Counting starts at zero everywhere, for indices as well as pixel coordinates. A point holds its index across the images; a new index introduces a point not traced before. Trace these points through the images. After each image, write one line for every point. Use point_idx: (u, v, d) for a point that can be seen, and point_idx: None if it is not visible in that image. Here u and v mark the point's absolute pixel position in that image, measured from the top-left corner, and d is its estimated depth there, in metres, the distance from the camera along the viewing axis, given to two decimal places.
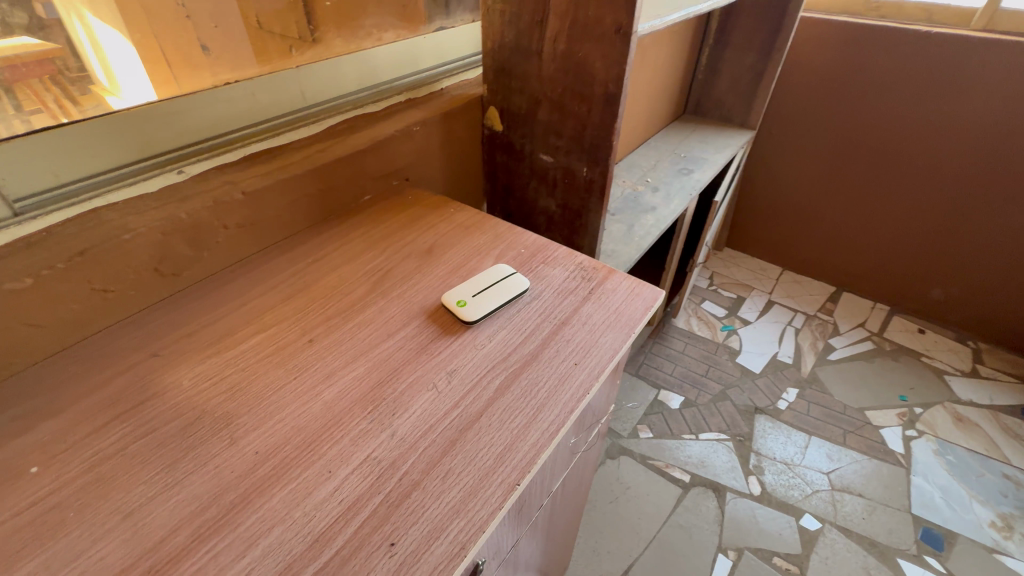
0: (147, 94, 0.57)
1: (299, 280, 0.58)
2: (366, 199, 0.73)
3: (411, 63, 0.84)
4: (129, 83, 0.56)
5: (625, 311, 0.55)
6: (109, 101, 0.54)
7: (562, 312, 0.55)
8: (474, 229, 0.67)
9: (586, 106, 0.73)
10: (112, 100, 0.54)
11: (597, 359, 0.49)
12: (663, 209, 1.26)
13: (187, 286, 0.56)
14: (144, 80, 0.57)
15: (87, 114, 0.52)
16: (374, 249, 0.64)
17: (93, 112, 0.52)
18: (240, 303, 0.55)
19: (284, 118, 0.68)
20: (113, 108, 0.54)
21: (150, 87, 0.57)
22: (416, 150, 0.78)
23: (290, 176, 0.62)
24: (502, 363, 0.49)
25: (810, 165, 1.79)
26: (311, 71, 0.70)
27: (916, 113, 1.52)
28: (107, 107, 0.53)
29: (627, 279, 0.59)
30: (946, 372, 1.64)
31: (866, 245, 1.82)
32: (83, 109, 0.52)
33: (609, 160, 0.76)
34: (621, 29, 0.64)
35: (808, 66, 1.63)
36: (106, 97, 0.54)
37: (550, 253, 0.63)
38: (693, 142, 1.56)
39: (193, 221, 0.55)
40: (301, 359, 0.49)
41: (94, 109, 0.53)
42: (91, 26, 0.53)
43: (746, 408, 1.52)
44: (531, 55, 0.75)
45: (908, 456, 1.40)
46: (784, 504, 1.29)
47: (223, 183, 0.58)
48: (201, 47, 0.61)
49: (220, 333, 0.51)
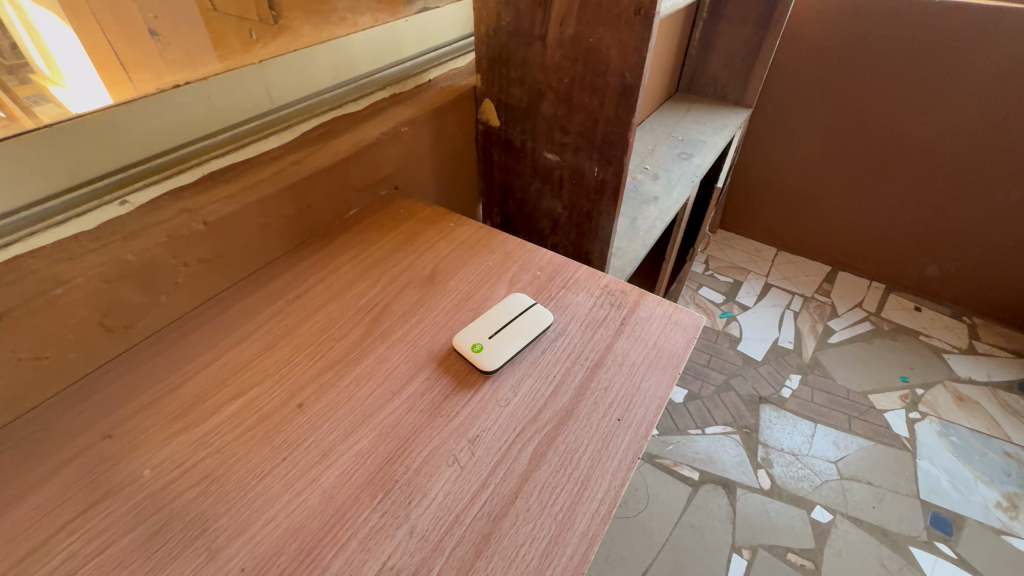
0: (98, 87, 0.49)
1: (280, 325, 0.49)
2: (352, 215, 0.64)
3: (393, 51, 0.73)
4: (75, 73, 0.48)
5: (666, 345, 0.48)
6: (53, 91, 0.46)
7: (594, 351, 0.47)
8: (480, 249, 0.59)
9: (598, 98, 0.64)
10: (56, 91, 0.46)
11: (642, 411, 0.42)
12: (666, 199, 1.18)
13: (143, 339, 0.47)
14: (91, 70, 0.49)
15: (33, 111, 0.44)
16: (365, 278, 0.55)
17: (36, 106, 0.45)
18: (211, 359, 0.46)
19: (249, 125, 0.57)
20: (63, 105, 0.46)
21: (99, 78, 0.49)
22: (405, 154, 0.69)
23: (260, 198, 0.52)
24: (532, 425, 0.41)
25: (804, 143, 1.73)
26: (277, 66, 0.59)
27: (916, 88, 1.47)
28: (55, 102, 0.46)
29: (661, 303, 0.52)
30: (944, 350, 1.63)
31: (861, 224, 1.79)
32: (23, 103, 0.44)
33: (624, 159, 0.67)
34: (641, 11, 0.55)
35: (805, 39, 1.54)
36: (49, 87, 0.46)
37: (570, 275, 0.55)
38: (689, 123, 1.47)
39: (145, 263, 0.45)
40: (289, 432, 0.40)
41: (35, 102, 0.45)
42: (25, 12, 0.46)
43: (751, 398, 1.49)
44: (533, 41, 0.65)
45: (913, 439, 1.39)
46: (795, 497, 1.27)
47: (179, 212, 0.48)
48: (150, 32, 0.54)
49: (187, 401, 0.42)
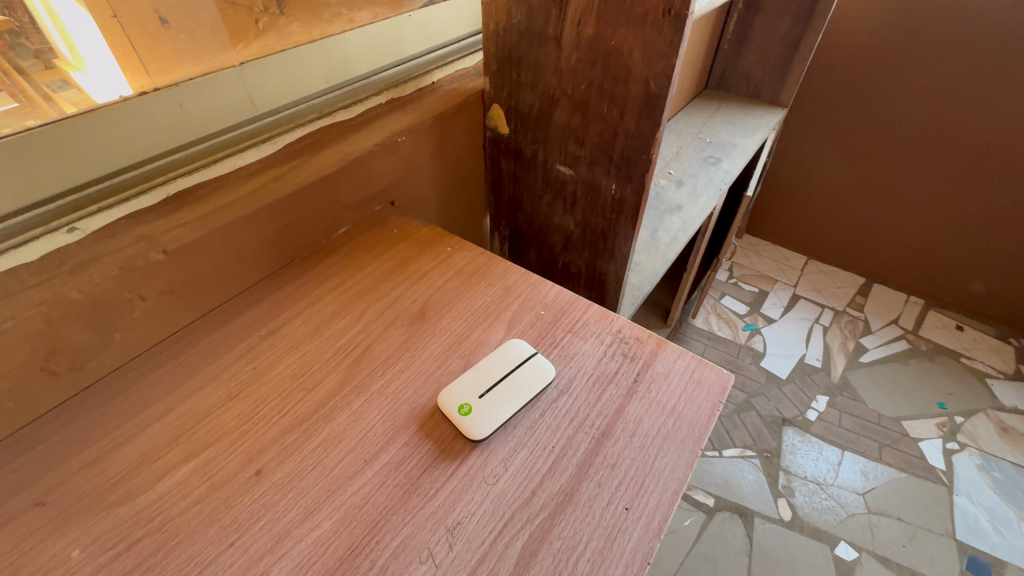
0: (118, 73, 0.47)
1: (247, 368, 0.44)
2: (340, 234, 0.58)
3: (395, 49, 0.66)
4: (97, 56, 0.46)
5: (686, 411, 0.41)
6: (75, 77, 0.44)
7: (602, 415, 0.40)
8: (478, 280, 0.52)
9: (619, 108, 0.57)
10: (79, 77, 0.45)
11: (654, 499, 0.36)
12: (690, 209, 1.09)
13: (94, 381, 0.42)
14: (111, 52, 0.46)
15: (55, 97, 0.43)
16: (348, 312, 0.49)
17: (59, 93, 0.43)
18: (165, 409, 0.40)
19: (225, 136, 0.51)
20: (87, 90, 0.45)
21: (117, 62, 0.47)
22: (402, 166, 0.62)
23: (232, 221, 0.47)
24: (523, 512, 0.35)
25: (843, 146, 1.60)
26: (261, 68, 0.53)
27: (973, 90, 1.33)
28: (79, 88, 0.44)
29: (683, 355, 0.45)
30: (988, 375, 1.51)
31: (902, 235, 1.66)
32: (47, 89, 0.43)
33: (645, 177, 0.60)
34: (672, 10, 0.47)
35: (849, 34, 1.42)
36: (71, 73, 0.44)
37: (577, 317, 0.48)
38: (718, 124, 1.37)
39: (94, 299, 0.40)
40: (242, 508, 0.35)
41: (59, 89, 0.43)
42: None
43: (773, 420, 1.40)
44: (547, 42, 0.57)
45: (950, 472, 1.29)
46: (817, 531, 1.19)
47: (138, 239, 0.42)
48: (160, 19, 0.49)
49: (131, 461, 0.37)
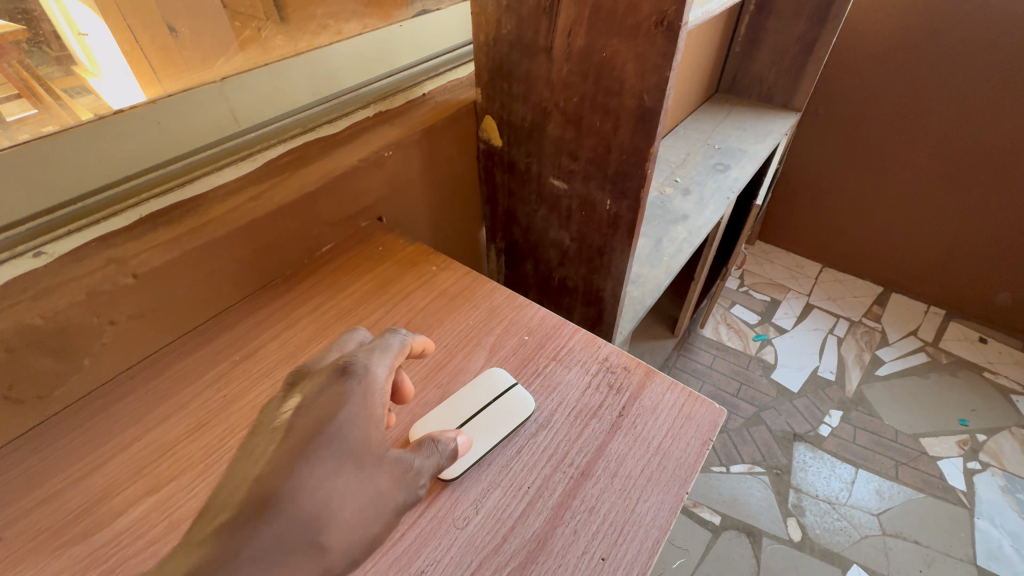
0: (131, 81, 0.47)
1: (218, 396, 0.42)
2: (324, 251, 0.56)
3: (384, 60, 0.65)
4: (113, 63, 0.47)
5: (674, 451, 0.38)
6: (92, 83, 0.45)
7: (582, 452, 0.38)
8: (462, 302, 0.50)
9: (612, 123, 0.54)
10: (96, 83, 0.46)
11: (633, 549, 0.33)
12: (696, 218, 1.05)
13: (63, 408, 0.41)
14: (124, 60, 0.47)
15: (73, 103, 0.44)
16: (325, 335, 0.47)
17: (77, 98, 0.44)
18: (131, 439, 0.39)
19: (204, 153, 0.50)
20: (103, 96, 0.46)
21: (130, 69, 0.48)
22: (389, 182, 0.61)
23: (206, 243, 0.45)
24: (492, 560, 0.33)
25: (860, 151, 1.54)
26: (242, 82, 0.52)
27: (999, 93, 1.27)
28: (96, 94, 0.45)
29: (673, 387, 0.42)
30: (1012, 390, 1.45)
31: (922, 243, 1.60)
32: (64, 96, 0.44)
33: (640, 193, 0.57)
34: (665, 21, 0.45)
35: (867, 36, 1.36)
36: (89, 79, 0.45)
37: (563, 343, 0.46)
38: (728, 129, 1.33)
39: (60, 326, 0.39)
40: None
41: (78, 95, 0.44)
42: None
43: (784, 435, 1.35)
44: (537, 53, 0.55)
45: (971, 494, 1.23)
46: (829, 553, 1.14)
47: (107, 262, 0.41)
48: (168, 27, 0.50)
49: (91, 496, 0.36)
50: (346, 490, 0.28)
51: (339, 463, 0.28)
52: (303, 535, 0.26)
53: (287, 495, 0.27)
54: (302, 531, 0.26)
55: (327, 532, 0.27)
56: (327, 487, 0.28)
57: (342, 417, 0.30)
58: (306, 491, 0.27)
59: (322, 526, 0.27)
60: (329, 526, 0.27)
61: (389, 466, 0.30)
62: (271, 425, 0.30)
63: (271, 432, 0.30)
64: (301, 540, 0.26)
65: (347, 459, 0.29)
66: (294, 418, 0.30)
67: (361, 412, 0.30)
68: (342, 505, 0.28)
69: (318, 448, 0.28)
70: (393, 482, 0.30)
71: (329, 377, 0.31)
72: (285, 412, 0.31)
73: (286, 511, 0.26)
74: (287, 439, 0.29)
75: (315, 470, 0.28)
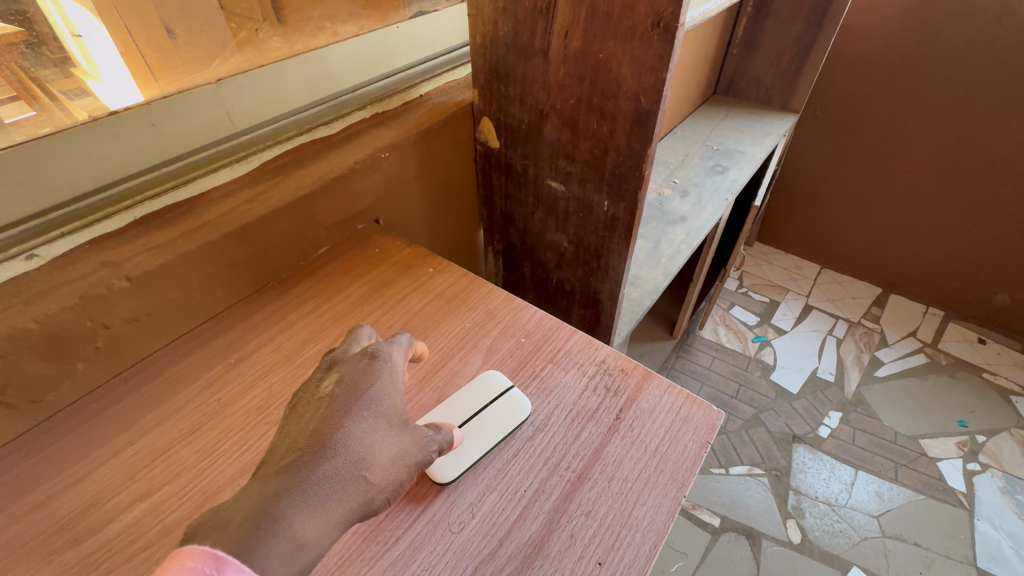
0: (128, 83, 0.47)
1: (212, 400, 0.42)
2: (320, 254, 0.56)
3: (381, 62, 0.65)
4: (111, 65, 0.46)
5: (671, 454, 0.38)
6: (91, 85, 0.45)
7: (579, 456, 0.38)
8: (459, 304, 0.50)
9: (609, 124, 0.54)
10: (94, 85, 0.46)
11: (630, 553, 0.33)
12: (695, 220, 1.05)
13: (56, 412, 0.41)
14: (121, 62, 0.47)
15: (71, 105, 0.44)
16: (321, 338, 0.47)
17: (75, 101, 0.44)
18: (124, 444, 0.39)
19: (200, 155, 0.50)
20: (101, 98, 0.46)
21: (128, 71, 0.47)
22: (386, 184, 0.60)
23: (201, 246, 0.45)
24: (488, 565, 0.32)
25: (858, 152, 1.54)
26: (237, 84, 0.51)
27: (996, 94, 1.27)
28: (94, 96, 0.45)
29: (670, 390, 0.42)
30: (1011, 392, 1.44)
31: (920, 244, 1.60)
32: (61, 98, 0.44)
33: (637, 195, 0.57)
34: (661, 22, 0.44)
35: (865, 37, 1.36)
36: (87, 81, 0.45)
37: (559, 345, 0.46)
38: (726, 130, 1.33)
39: (51, 330, 0.39)
40: None
41: (76, 97, 0.44)
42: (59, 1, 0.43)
43: (783, 436, 1.35)
44: (534, 55, 0.55)
45: (971, 495, 1.23)
46: (829, 555, 1.13)
47: (100, 265, 0.41)
48: (165, 29, 0.50)
49: (83, 501, 0.36)
50: (379, 445, 0.30)
51: (376, 420, 0.31)
52: (343, 481, 0.28)
53: (328, 445, 0.29)
54: (340, 475, 0.28)
55: (363, 478, 0.28)
56: (363, 439, 0.30)
57: (373, 387, 0.32)
58: (344, 443, 0.29)
59: (358, 472, 0.28)
60: (365, 473, 0.29)
61: (414, 430, 0.32)
62: (310, 397, 0.32)
63: (310, 402, 0.32)
64: (340, 483, 0.28)
65: (379, 419, 0.31)
66: (330, 389, 0.32)
67: (390, 386, 0.33)
68: (376, 456, 0.29)
69: (354, 410, 0.31)
70: (419, 441, 0.31)
71: (359, 358, 0.34)
72: (321, 385, 0.33)
73: (327, 457, 0.28)
74: (325, 405, 0.31)
75: (351, 426, 0.30)
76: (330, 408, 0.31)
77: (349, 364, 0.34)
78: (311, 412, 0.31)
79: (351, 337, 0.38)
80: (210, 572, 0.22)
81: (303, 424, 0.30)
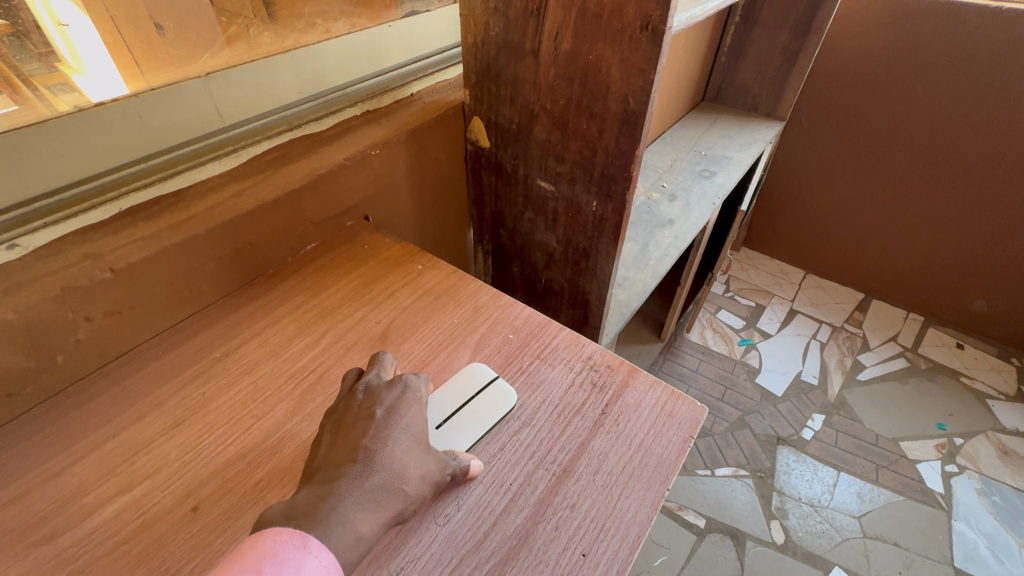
0: (116, 79, 0.47)
1: (196, 393, 0.42)
2: (308, 250, 0.56)
3: (373, 60, 0.65)
4: (95, 60, 0.46)
5: (655, 448, 0.38)
6: (76, 80, 0.45)
7: (565, 450, 0.38)
8: (447, 301, 0.50)
9: (598, 125, 0.55)
10: (79, 80, 0.45)
11: (613, 545, 0.33)
12: (683, 223, 1.06)
13: (34, 405, 0.40)
14: (107, 57, 0.47)
15: (55, 99, 0.43)
16: (308, 333, 0.47)
17: (60, 95, 0.44)
18: (104, 437, 0.39)
19: (188, 147, 0.50)
20: (87, 93, 0.45)
21: (113, 65, 0.47)
22: (376, 180, 0.61)
23: (188, 239, 0.45)
24: (472, 557, 0.33)
25: (843, 161, 1.57)
26: (228, 78, 0.51)
27: (974, 105, 1.31)
28: (79, 91, 0.45)
29: (655, 385, 0.43)
30: (988, 395, 1.48)
31: (901, 250, 1.63)
32: (45, 92, 0.43)
33: (625, 195, 0.58)
34: (649, 24, 0.45)
35: (849, 47, 1.39)
36: (72, 76, 0.45)
37: (547, 342, 0.46)
38: (714, 136, 1.35)
39: (34, 322, 0.38)
40: (173, 548, 0.33)
41: (60, 92, 0.44)
42: None
43: (767, 438, 1.37)
44: (525, 56, 0.55)
45: (948, 496, 1.25)
46: (811, 555, 1.15)
47: (85, 256, 0.41)
48: (154, 24, 0.49)
49: (62, 495, 0.35)
50: (413, 463, 0.32)
51: (411, 441, 0.33)
52: (387, 493, 0.30)
53: (372, 459, 0.31)
54: (383, 487, 0.30)
55: (401, 491, 0.31)
56: (400, 457, 0.32)
57: (408, 411, 0.35)
58: (386, 459, 0.31)
59: (398, 486, 0.31)
60: (403, 486, 0.31)
61: (438, 452, 0.34)
62: (353, 415, 0.34)
63: (353, 418, 0.34)
64: (383, 494, 0.30)
65: (413, 440, 0.33)
66: (371, 408, 0.34)
67: (421, 410, 0.35)
68: (411, 473, 0.32)
69: (393, 431, 0.33)
70: (441, 462, 0.34)
71: (394, 383, 0.36)
72: (362, 404, 0.35)
73: (372, 470, 0.31)
74: (367, 422, 0.33)
75: (391, 445, 0.32)
76: (370, 426, 0.33)
77: (385, 387, 0.36)
78: (356, 428, 0.33)
79: (377, 360, 0.39)
80: (299, 545, 0.26)
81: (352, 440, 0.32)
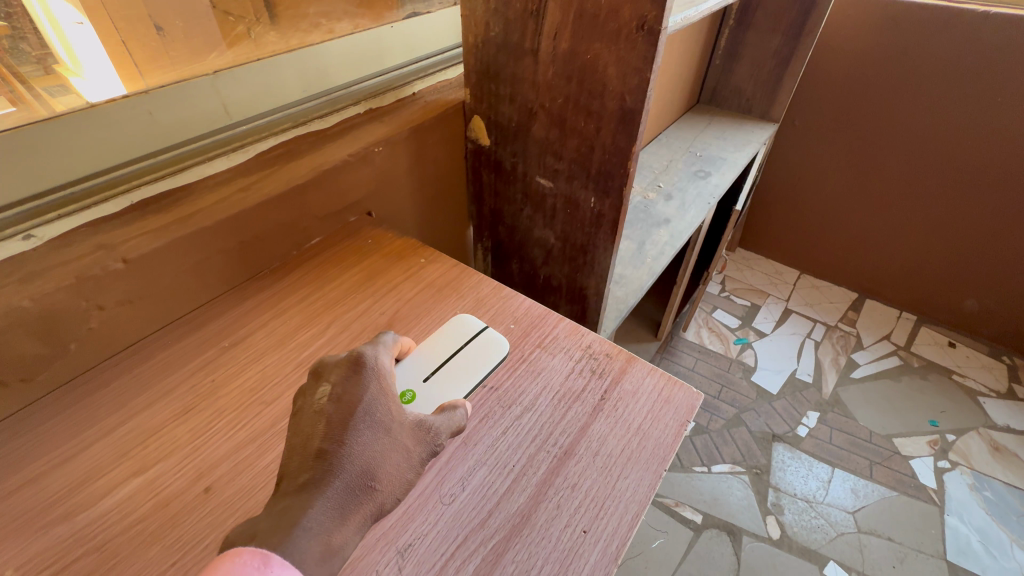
0: (115, 79, 0.47)
1: (206, 380, 0.43)
2: (312, 244, 0.57)
3: (375, 59, 0.66)
4: (92, 62, 0.46)
5: (652, 431, 0.40)
6: (74, 82, 0.45)
7: (565, 433, 0.39)
8: (449, 292, 0.52)
9: (596, 123, 0.56)
10: (77, 82, 0.45)
11: (613, 522, 0.35)
12: (679, 222, 1.08)
13: (46, 392, 0.41)
14: (105, 59, 0.47)
15: (53, 101, 0.44)
16: (313, 324, 0.48)
17: (54, 96, 0.44)
18: (115, 424, 0.39)
19: (196, 143, 0.51)
20: (83, 94, 0.45)
21: (112, 68, 0.48)
22: (378, 177, 0.62)
23: (195, 231, 0.46)
24: (477, 534, 0.34)
25: (836, 162, 1.60)
26: (235, 76, 0.53)
27: (963, 107, 1.33)
28: (75, 92, 0.45)
29: (653, 371, 0.44)
30: (980, 393, 1.50)
31: (894, 250, 1.65)
32: (41, 94, 0.44)
33: (623, 191, 0.59)
34: (645, 24, 0.47)
35: (841, 51, 1.42)
36: (70, 77, 0.45)
37: (547, 331, 0.48)
38: (709, 138, 1.37)
39: (48, 311, 0.39)
40: (186, 526, 0.34)
41: (55, 93, 0.44)
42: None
43: (763, 435, 1.38)
44: (524, 55, 0.57)
45: (941, 492, 1.27)
46: (806, 550, 1.16)
47: (97, 247, 0.42)
48: (154, 26, 0.51)
49: (76, 478, 0.36)
50: (379, 453, 0.33)
51: (374, 431, 0.33)
52: (355, 493, 0.31)
53: (333, 464, 0.31)
54: (351, 487, 0.31)
55: (371, 488, 0.32)
56: (364, 453, 0.32)
57: (364, 397, 0.34)
58: (348, 460, 0.32)
59: (366, 484, 0.32)
60: (372, 483, 0.32)
61: (408, 432, 0.35)
62: (309, 409, 0.34)
63: (306, 415, 0.34)
64: (353, 498, 0.31)
65: (375, 429, 0.33)
66: (322, 404, 0.34)
67: (380, 394, 0.35)
68: (380, 465, 0.33)
69: (352, 426, 0.33)
70: (413, 443, 0.35)
71: (345, 366, 0.36)
72: (315, 399, 0.34)
73: (336, 475, 0.31)
74: (321, 420, 0.33)
75: (352, 442, 0.32)
76: (327, 422, 0.33)
77: (337, 373, 0.36)
78: (312, 426, 0.33)
79: None
80: (259, 565, 0.25)
81: (309, 442, 0.32)
